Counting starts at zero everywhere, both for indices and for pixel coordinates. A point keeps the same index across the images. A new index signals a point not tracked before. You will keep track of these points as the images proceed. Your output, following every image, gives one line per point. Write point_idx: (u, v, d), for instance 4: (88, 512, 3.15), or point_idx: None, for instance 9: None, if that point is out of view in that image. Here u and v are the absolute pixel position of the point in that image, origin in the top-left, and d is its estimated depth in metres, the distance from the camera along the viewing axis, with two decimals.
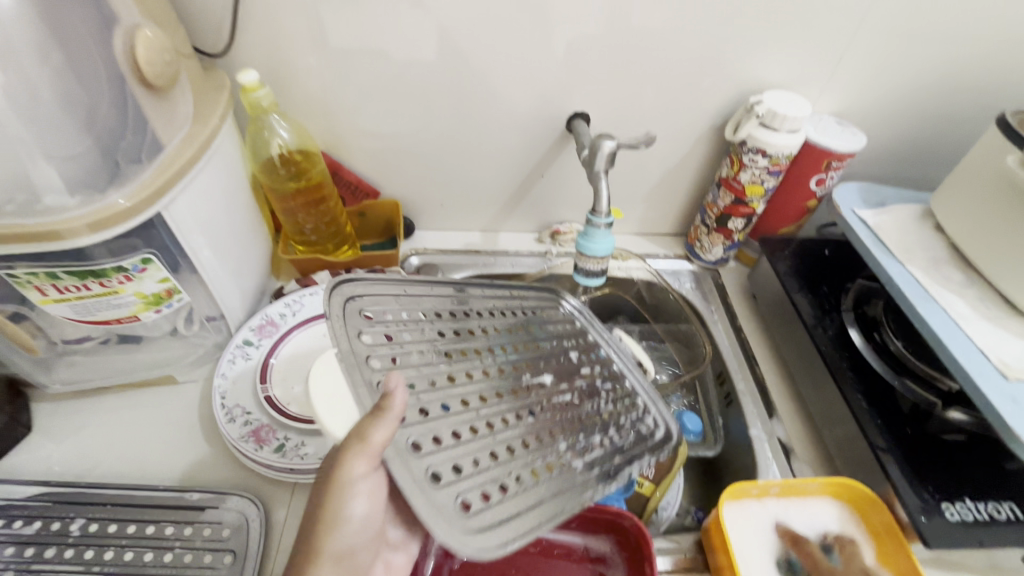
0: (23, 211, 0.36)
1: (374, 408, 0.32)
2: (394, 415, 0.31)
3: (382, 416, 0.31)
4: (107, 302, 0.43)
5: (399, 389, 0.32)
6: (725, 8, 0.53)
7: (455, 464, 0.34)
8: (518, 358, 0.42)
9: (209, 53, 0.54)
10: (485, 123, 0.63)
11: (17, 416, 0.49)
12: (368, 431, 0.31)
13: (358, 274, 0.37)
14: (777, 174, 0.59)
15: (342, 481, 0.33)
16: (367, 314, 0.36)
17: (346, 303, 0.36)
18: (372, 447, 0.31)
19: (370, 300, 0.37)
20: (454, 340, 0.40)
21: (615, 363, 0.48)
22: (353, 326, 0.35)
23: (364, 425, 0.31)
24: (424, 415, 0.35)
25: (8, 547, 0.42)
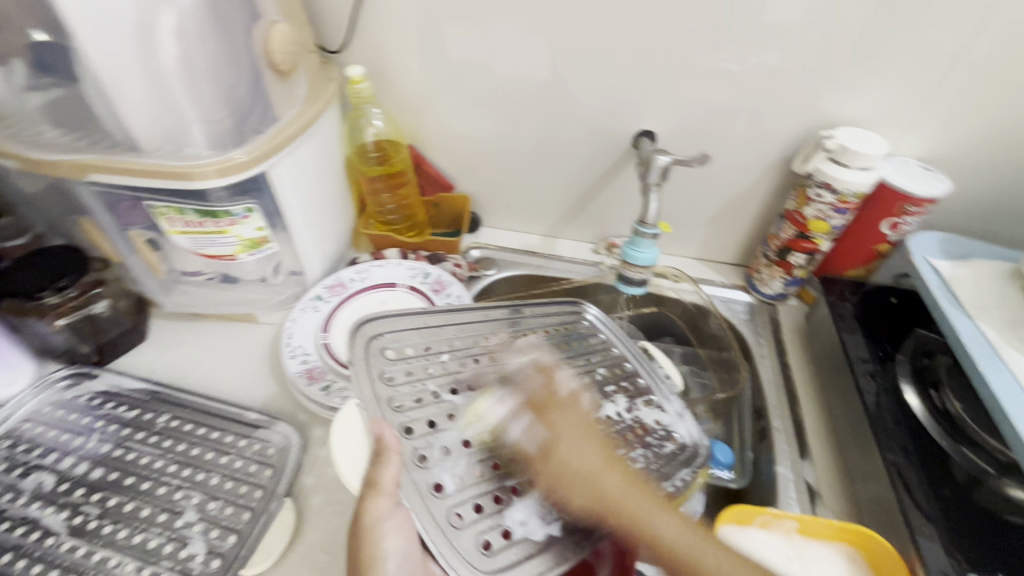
0: (171, 155, 0.46)
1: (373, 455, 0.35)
2: (391, 452, 0.34)
3: (381, 459, 0.34)
4: (216, 240, 0.52)
5: (386, 429, 0.35)
6: (802, 41, 0.54)
7: (475, 504, 0.36)
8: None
9: (330, 50, 0.64)
10: (556, 134, 0.67)
11: (138, 325, 0.61)
12: (376, 475, 0.34)
13: (379, 314, 0.42)
14: (844, 213, 0.57)
15: (369, 524, 0.34)
16: (388, 352, 0.41)
17: (368, 343, 0.41)
18: (383, 488, 0.34)
19: (390, 337, 0.42)
20: (477, 366, 0.43)
21: (643, 380, 0.50)
22: (376, 366, 0.40)
23: (370, 471, 0.34)
24: (446, 452, 0.37)
25: (114, 424, 0.53)
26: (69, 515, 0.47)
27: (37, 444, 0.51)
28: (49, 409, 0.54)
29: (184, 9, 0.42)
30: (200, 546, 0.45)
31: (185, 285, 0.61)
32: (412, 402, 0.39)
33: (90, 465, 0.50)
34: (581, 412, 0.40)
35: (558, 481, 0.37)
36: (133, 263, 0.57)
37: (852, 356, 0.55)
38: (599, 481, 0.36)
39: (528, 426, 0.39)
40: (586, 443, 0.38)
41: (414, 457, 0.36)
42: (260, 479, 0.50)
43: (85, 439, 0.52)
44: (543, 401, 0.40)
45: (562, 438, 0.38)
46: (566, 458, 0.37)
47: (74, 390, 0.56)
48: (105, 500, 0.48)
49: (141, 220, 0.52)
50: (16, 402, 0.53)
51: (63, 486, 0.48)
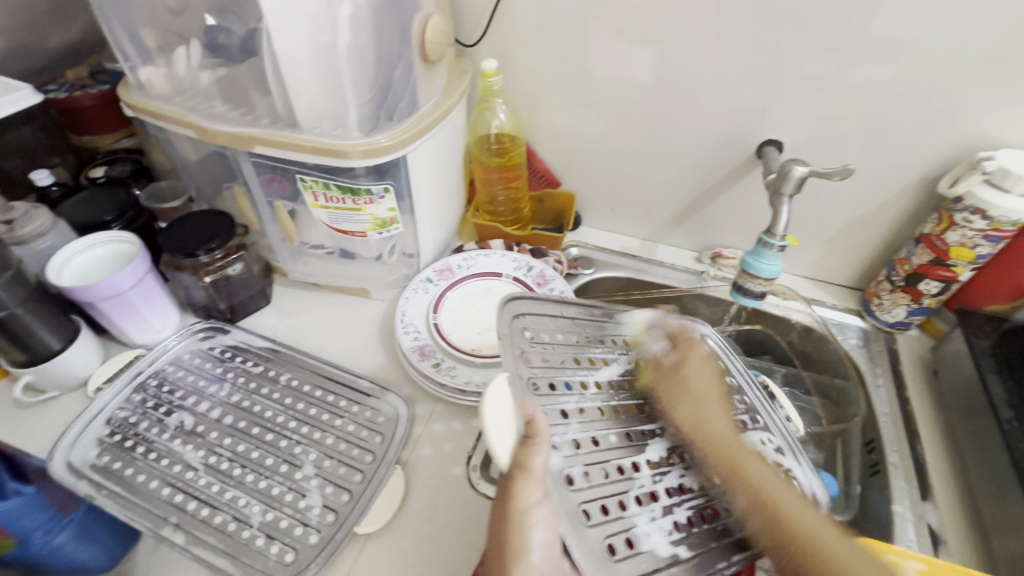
0: (325, 135, 0.50)
1: (522, 437, 0.35)
2: (543, 439, 0.35)
3: (534, 442, 0.35)
4: (351, 216, 0.56)
5: (538, 414, 0.36)
6: (963, 55, 0.50)
7: (602, 505, 0.38)
8: (648, 395, 0.45)
9: (464, 43, 0.67)
10: (671, 141, 0.66)
11: (265, 288, 0.66)
12: (526, 460, 0.34)
13: (523, 295, 0.45)
14: (995, 241, 0.53)
15: (519, 509, 0.34)
16: (528, 333, 0.44)
17: (512, 320, 0.43)
18: (535, 472, 0.34)
19: (530, 320, 0.45)
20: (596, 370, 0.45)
21: (760, 417, 0.49)
22: (517, 344, 0.42)
23: (520, 456, 0.34)
24: (576, 448, 0.39)
25: (243, 377, 0.58)
26: (205, 453, 0.51)
27: (179, 386, 0.57)
28: (189, 357, 0.60)
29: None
30: (317, 499, 0.48)
31: (309, 256, 0.65)
32: (547, 389, 0.41)
33: (222, 411, 0.55)
34: (709, 360, 0.48)
35: (676, 398, 0.44)
36: (271, 231, 0.62)
37: (993, 397, 0.51)
38: (714, 420, 0.43)
39: (668, 348, 0.48)
40: (711, 381, 0.46)
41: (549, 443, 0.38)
42: (372, 443, 0.52)
43: (218, 386, 0.57)
44: (677, 355, 0.47)
45: (688, 363, 0.46)
46: (691, 374, 0.46)
47: (209, 341, 0.61)
48: (235, 445, 0.52)
49: (281, 191, 0.57)
50: (163, 347, 0.60)
51: (200, 426, 0.53)
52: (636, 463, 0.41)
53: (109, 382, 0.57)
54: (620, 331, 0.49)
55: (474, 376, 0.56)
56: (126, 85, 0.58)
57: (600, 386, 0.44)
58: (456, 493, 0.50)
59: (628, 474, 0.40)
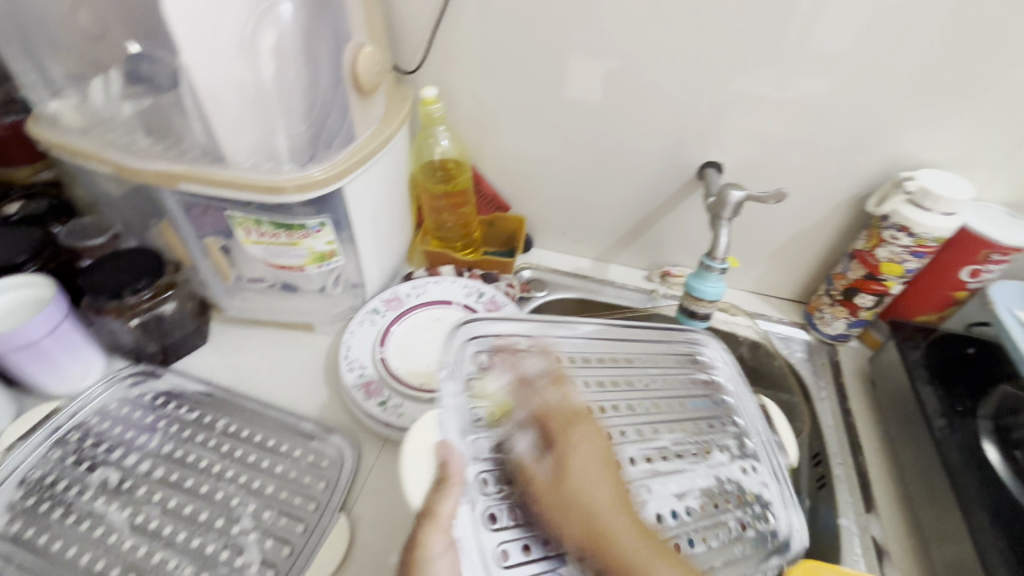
0: (253, 169, 0.48)
1: (435, 481, 0.35)
2: (453, 483, 0.34)
3: (445, 486, 0.34)
4: (287, 251, 0.53)
5: (451, 456, 0.35)
6: (880, 81, 0.52)
7: (525, 544, 0.35)
8: (631, 420, 0.44)
9: (404, 69, 0.66)
10: (617, 163, 0.67)
11: (201, 327, 0.63)
12: (433, 505, 0.33)
13: (478, 319, 0.44)
14: (921, 256, 0.55)
15: (421, 559, 0.32)
16: (479, 358, 0.42)
17: (464, 344, 0.42)
18: (441, 518, 0.33)
19: (484, 343, 0.43)
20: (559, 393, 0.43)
21: (750, 442, 0.46)
22: (463, 368, 0.41)
23: (430, 500, 0.34)
24: (513, 481, 0.37)
25: (175, 425, 0.54)
26: (131, 513, 0.48)
27: (104, 439, 0.53)
28: (115, 406, 0.55)
29: (283, 27, 0.45)
30: (253, 555, 0.45)
31: (247, 291, 0.62)
32: (488, 420, 0.39)
33: (151, 464, 0.51)
34: (602, 437, 0.38)
35: (546, 509, 0.35)
36: (203, 267, 0.59)
37: (926, 406, 0.53)
38: (591, 494, 0.35)
39: (540, 446, 0.37)
40: (606, 476, 0.36)
41: (478, 480, 0.36)
42: (317, 489, 0.50)
43: (148, 437, 0.53)
44: (555, 419, 0.39)
45: (574, 457, 0.36)
46: (577, 477, 0.35)
47: (139, 388, 0.57)
48: (165, 501, 0.48)
49: (215, 224, 0.55)
50: (86, 396, 0.55)
51: (126, 482, 0.50)
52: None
53: (23, 438, 0.52)
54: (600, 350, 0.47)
55: (422, 412, 0.54)
56: (37, 118, 0.54)
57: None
58: (405, 539, 0.48)
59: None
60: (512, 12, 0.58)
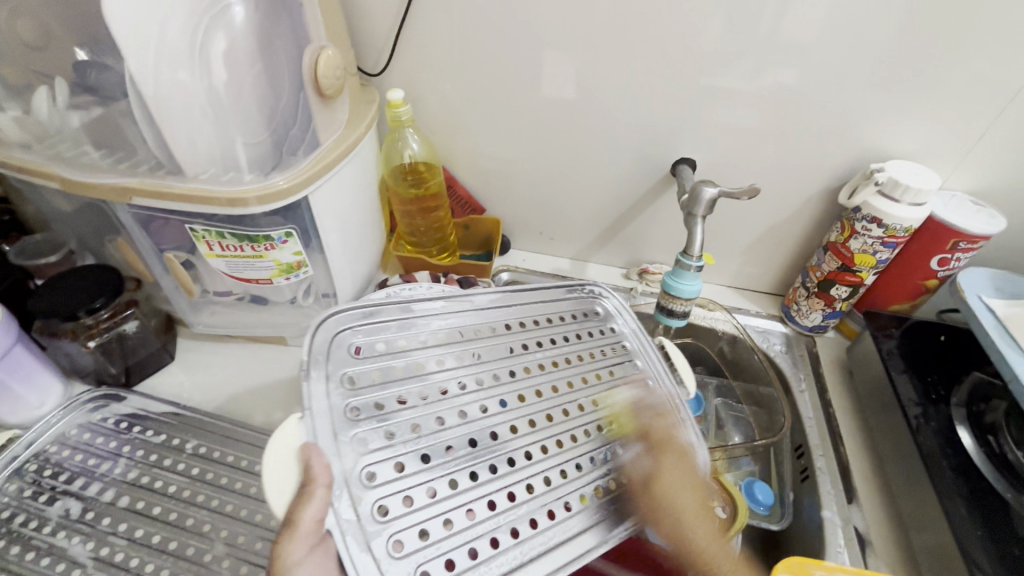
0: (212, 181, 0.46)
1: (301, 486, 0.32)
2: (318, 485, 0.31)
3: (307, 492, 0.31)
4: (253, 264, 0.51)
5: (316, 456, 0.32)
6: (845, 74, 0.53)
7: (422, 529, 0.33)
8: (525, 384, 0.42)
9: (369, 72, 0.64)
10: (591, 162, 0.66)
11: (167, 345, 0.60)
12: (296, 514, 0.31)
13: (346, 308, 0.40)
14: (892, 247, 0.56)
15: (284, 564, 0.32)
16: (357, 346, 0.39)
17: (337, 334, 0.38)
18: (302, 527, 0.31)
19: (361, 331, 0.40)
20: (438, 371, 0.39)
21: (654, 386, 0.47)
22: (337, 360, 0.37)
23: (292, 508, 0.31)
24: (399, 469, 0.34)
25: (141, 449, 0.52)
26: (95, 546, 0.45)
27: (63, 468, 0.50)
28: (76, 433, 0.53)
29: (233, 32, 0.44)
30: None
31: (214, 305, 0.60)
32: (371, 409, 0.36)
33: (116, 492, 0.49)
34: (687, 468, 0.42)
35: (664, 521, 0.39)
36: (165, 282, 0.56)
37: (902, 395, 0.54)
38: (690, 524, 0.40)
39: (638, 452, 0.42)
40: (690, 492, 0.41)
41: (359, 475, 0.33)
42: None
43: (112, 464, 0.51)
44: (661, 444, 0.42)
45: (667, 473, 0.40)
46: (667, 489, 0.39)
47: (101, 412, 0.55)
48: (132, 531, 0.46)
49: (176, 239, 0.52)
50: (43, 424, 0.52)
51: (89, 514, 0.47)
52: (472, 472, 0.36)
53: None
54: (490, 317, 0.45)
55: None
56: None
57: (444, 391, 0.39)
58: None
59: (460, 488, 0.35)
60: (476, 10, 0.57)
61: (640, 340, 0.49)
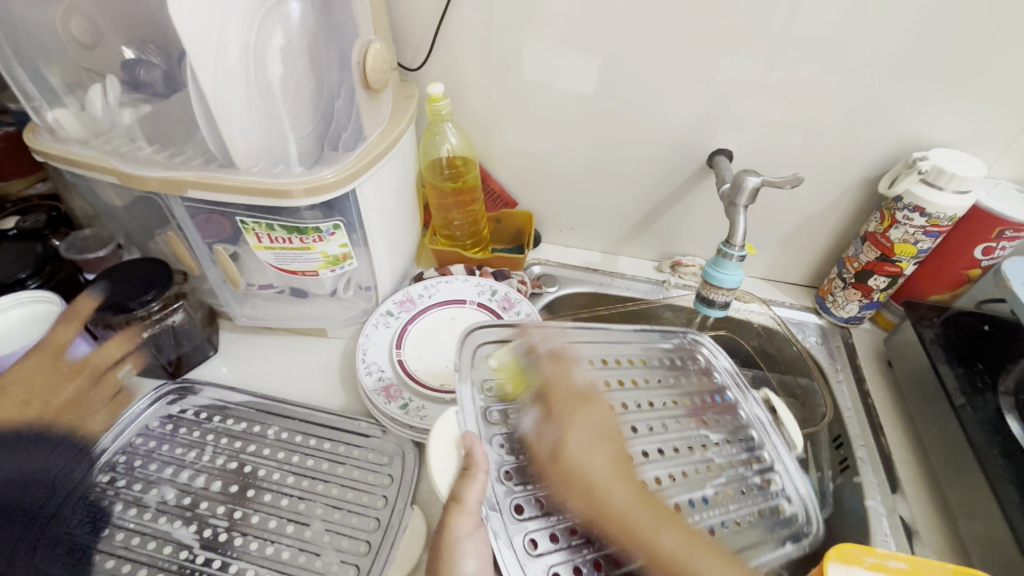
0: (264, 173, 0.47)
1: (462, 468, 0.36)
2: (478, 470, 0.35)
3: (469, 473, 0.35)
4: (300, 256, 0.52)
5: (477, 445, 0.36)
6: (890, 61, 0.52)
7: (552, 533, 0.36)
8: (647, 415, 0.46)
9: (407, 67, 0.65)
10: (627, 155, 0.66)
11: (210, 337, 0.62)
12: (460, 491, 0.35)
13: (488, 324, 0.44)
14: (934, 236, 0.55)
15: (451, 538, 0.35)
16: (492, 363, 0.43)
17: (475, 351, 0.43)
18: (466, 505, 0.34)
19: (495, 349, 0.43)
20: (581, 390, 0.44)
21: (765, 451, 0.47)
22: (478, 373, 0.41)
23: (456, 487, 0.35)
24: (533, 478, 0.38)
25: (224, 437, 0.53)
26: (197, 528, 0.47)
27: (153, 458, 0.52)
28: (158, 425, 0.54)
29: (289, 26, 0.45)
30: (293, 563, 0.45)
31: (257, 297, 0.61)
32: (508, 417, 0.40)
33: (208, 478, 0.50)
34: (608, 415, 0.43)
35: (574, 493, 0.37)
36: (212, 274, 0.57)
37: (947, 386, 0.54)
38: (610, 492, 0.37)
39: (543, 417, 0.40)
40: (605, 453, 0.40)
41: (502, 475, 0.37)
42: (354, 498, 0.49)
43: (199, 452, 0.52)
44: (561, 397, 0.42)
45: (571, 429, 0.40)
46: (576, 453, 0.39)
47: (179, 404, 0.57)
48: (231, 513, 0.48)
49: (220, 232, 0.53)
50: (130, 415, 0.54)
51: (186, 499, 0.49)
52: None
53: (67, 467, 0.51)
54: (605, 352, 0.48)
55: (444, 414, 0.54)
56: (32, 128, 0.53)
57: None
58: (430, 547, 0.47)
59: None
60: (516, 5, 0.57)
61: (739, 390, 0.50)
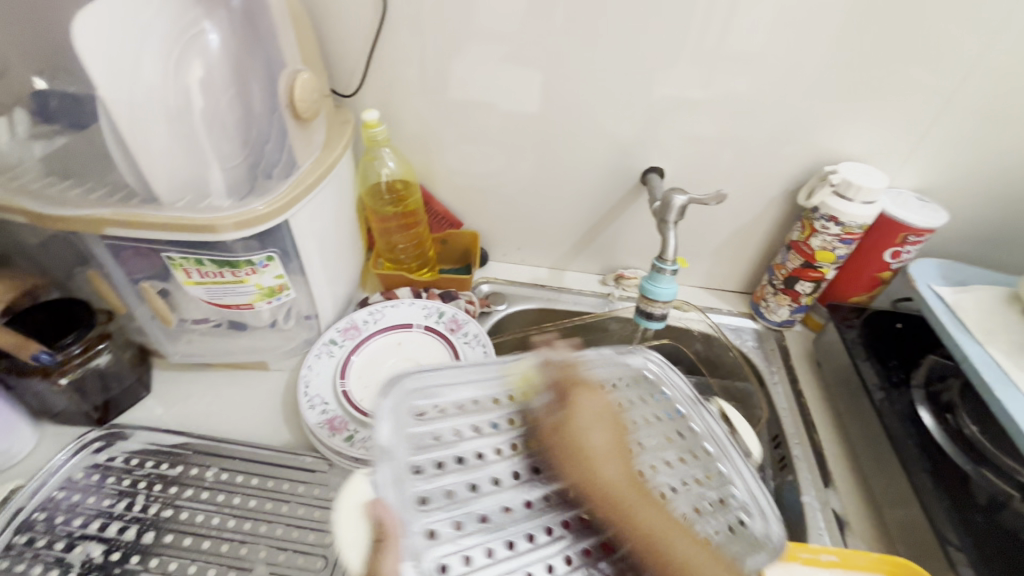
0: (190, 207, 0.45)
1: (374, 540, 0.32)
2: (393, 538, 0.31)
3: (384, 544, 0.31)
4: (233, 289, 0.51)
5: (386, 512, 0.32)
6: (797, 83, 0.56)
7: None
8: (601, 444, 0.41)
9: (342, 94, 0.65)
10: (566, 173, 0.68)
11: (142, 377, 0.59)
12: (378, 566, 0.31)
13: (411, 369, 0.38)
14: (849, 243, 0.60)
15: None
16: (419, 410, 0.38)
17: (401, 398, 0.37)
18: None
19: (422, 393, 0.39)
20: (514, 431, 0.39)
21: (723, 466, 0.42)
22: (403, 422, 0.37)
23: (372, 561, 0.31)
24: (459, 528, 0.35)
25: (158, 484, 0.51)
26: None
27: (77, 513, 0.48)
28: (83, 476, 0.51)
29: (208, 59, 0.44)
30: None
31: (192, 333, 0.59)
32: (433, 469, 0.36)
33: (139, 529, 0.47)
34: (607, 403, 0.42)
35: (574, 464, 0.38)
36: (141, 312, 0.55)
37: (868, 382, 0.57)
38: (603, 469, 0.37)
39: (554, 402, 0.40)
40: (603, 430, 0.39)
41: (425, 533, 0.33)
42: (300, 537, 0.48)
43: (129, 502, 0.49)
44: (572, 387, 0.41)
45: (582, 412, 0.40)
46: (577, 429, 0.39)
47: (107, 452, 0.53)
48: (165, 565, 0.46)
49: (148, 268, 0.51)
50: (49, 469, 0.51)
51: (115, 554, 0.46)
52: (509, 542, 0.35)
53: None
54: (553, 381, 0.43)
55: None
56: None
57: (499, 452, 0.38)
58: None
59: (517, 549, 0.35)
60: (448, 31, 0.58)
61: (692, 404, 0.46)
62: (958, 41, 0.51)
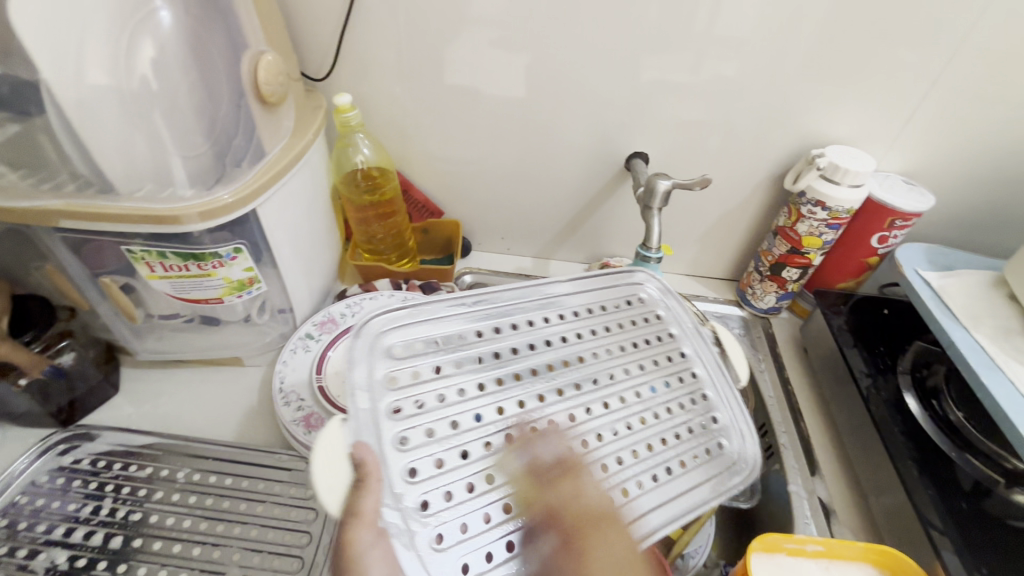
0: (150, 198, 0.43)
1: (354, 481, 0.31)
2: (374, 480, 0.31)
3: (363, 485, 0.31)
4: (200, 283, 0.49)
5: (368, 454, 0.31)
6: (783, 64, 0.55)
7: (463, 522, 0.32)
8: (585, 371, 0.40)
9: (313, 78, 0.62)
10: (549, 160, 0.66)
11: (109, 376, 0.56)
12: (356, 505, 0.30)
13: (382, 309, 0.38)
14: (836, 228, 0.59)
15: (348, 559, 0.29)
16: (394, 349, 0.37)
17: (372, 339, 0.37)
18: (362, 519, 0.30)
19: (397, 333, 0.38)
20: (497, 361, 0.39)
21: (710, 392, 0.43)
22: (375, 360, 0.36)
23: (350, 501, 0.30)
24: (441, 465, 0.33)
25: (126, 486, 0.49)
26: None
27: (41, 518, 0.46)
28: (47, 480, 0.49)
29: (162, 37, 0.42)
30: None
31: (161, 329, 0.56)
32: (411, 408, 0.35)
33: (107, 534, 0.46)
34: (628, 539, 0.33)
35: None
36: (104, 309, 0.53)
37: (854, 369, 0.57)
38: None
39: (558, 546, 0.32)
40: None
41: (403, 472, 0.32)
42: (274, 538, 0.46)
43: (95, 506, 0.47)
44: (578, 521, 0.33)
45: (591, 542, 0.32)
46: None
47: (72, 454, 0.51)
48: (133, 571, 0.44)
49: (110, 264, 0.48)
50: (10, 473, 0.49)
51: (80, 561, 0.44)
52: None
53: None
54: (540, 307, 0.43)
55: None
56: None
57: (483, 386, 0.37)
58: None
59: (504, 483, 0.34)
60: (424, 11, 0.55)
61: (685, 330, 0.46)
62: (949, 18, 0.50)
